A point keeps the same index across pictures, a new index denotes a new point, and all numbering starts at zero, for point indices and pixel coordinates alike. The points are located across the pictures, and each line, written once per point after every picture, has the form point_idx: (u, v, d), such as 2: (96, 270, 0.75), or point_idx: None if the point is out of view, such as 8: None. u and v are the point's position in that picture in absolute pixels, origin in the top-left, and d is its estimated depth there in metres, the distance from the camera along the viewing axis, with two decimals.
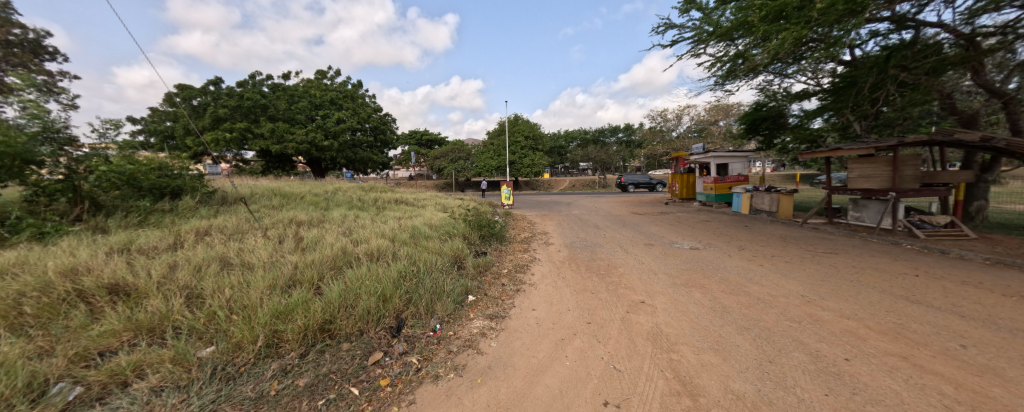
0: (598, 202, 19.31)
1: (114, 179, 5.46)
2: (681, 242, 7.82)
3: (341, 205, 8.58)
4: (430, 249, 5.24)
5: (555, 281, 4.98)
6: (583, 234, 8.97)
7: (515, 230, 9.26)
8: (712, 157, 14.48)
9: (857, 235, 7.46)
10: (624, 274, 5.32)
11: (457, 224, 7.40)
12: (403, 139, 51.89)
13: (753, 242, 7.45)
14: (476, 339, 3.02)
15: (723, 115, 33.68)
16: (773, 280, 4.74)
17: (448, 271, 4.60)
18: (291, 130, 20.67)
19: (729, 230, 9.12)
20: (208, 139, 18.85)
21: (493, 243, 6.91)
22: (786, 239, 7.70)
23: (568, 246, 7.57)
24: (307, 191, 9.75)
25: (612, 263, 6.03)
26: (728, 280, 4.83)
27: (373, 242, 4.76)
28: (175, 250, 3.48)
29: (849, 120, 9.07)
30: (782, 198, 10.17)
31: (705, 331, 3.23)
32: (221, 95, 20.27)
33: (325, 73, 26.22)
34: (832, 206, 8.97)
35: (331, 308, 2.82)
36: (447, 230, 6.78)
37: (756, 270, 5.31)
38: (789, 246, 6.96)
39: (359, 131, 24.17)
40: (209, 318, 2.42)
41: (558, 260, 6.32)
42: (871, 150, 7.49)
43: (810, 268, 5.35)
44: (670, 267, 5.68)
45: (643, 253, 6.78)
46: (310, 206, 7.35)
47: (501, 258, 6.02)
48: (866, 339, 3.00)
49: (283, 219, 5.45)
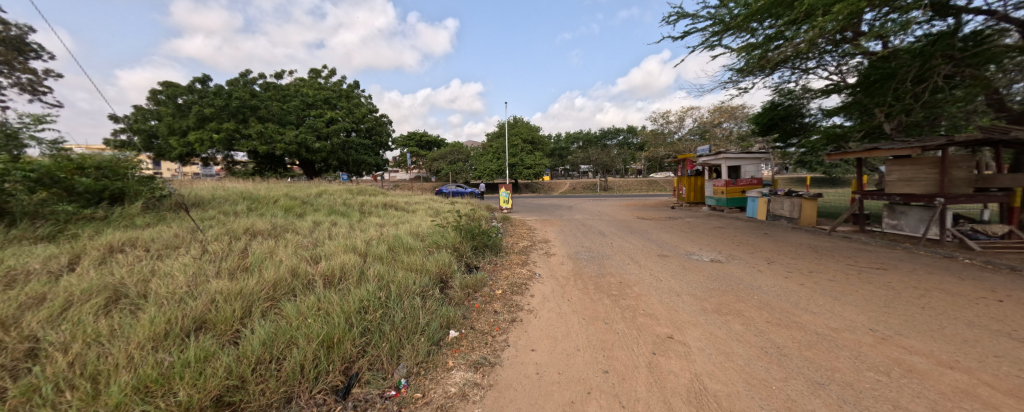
0: (600, 205, 18.48)
1: (25, 180, 4.62)
2: (699, 253, 6.96)
3: (319, 210, 7.74)
4: (409, 266, 4.39)
5: (559, 305, 4.12)
6: (588, 242, 8.14)
7: (512, 238, 8.43)
8: (723, 159, 13.68)
9: (899, 246, 6.62)
10: (640, 296, 4.47)
11: (446, 232, 6.57)
12: (401, 140, 51.26)
13: (780, 254, 6.61)
14: (453, 407, 2.14)
15: (727, 118, 33.00)
16: (827, 308, 3.87)
17: (428, 295, 3.76)
18: (282, 130, 19.84)
19: (749, 238, 8.28)
20: (193, 138, 17.95)
21: (487, 255, 6.07)
22: (817, 250, 6.87)
23: (572, 258, 6.69)
24: (285, 194, 8.92)
25: (624, 280, 5.19)
26: (768, 305, 3.98)
27: (339, 257, 3.94)
28: (58, 277, 2.65)
29: (880, 118, 8.24)
30: (805, 203, 9.33)
31: (767, 391, 2.36)
32: (207, 93, 19.35)
33: (319, 72, 25.47)
34: (863, 213, 8.13)
35: (241, 367, 1.95)
36: (435, 241, 5.94)
37: (799, 292, 4.45)
38: (825, 259, 6.10)
39: (353, 132, 23.36)
40: (30, 397, 1.56)
41: (561, 276, 5.47)
42: (914, 149, 6.64)
43: (863, 289, 4.48)
44: (693, 285, 4.85)
45: (658, 267, 5.93)
46: (281, 211, 6.53)
47: (496, 274, 5.19)
48: (996, 407, 2.15)
49: (235, 228, 4.62)
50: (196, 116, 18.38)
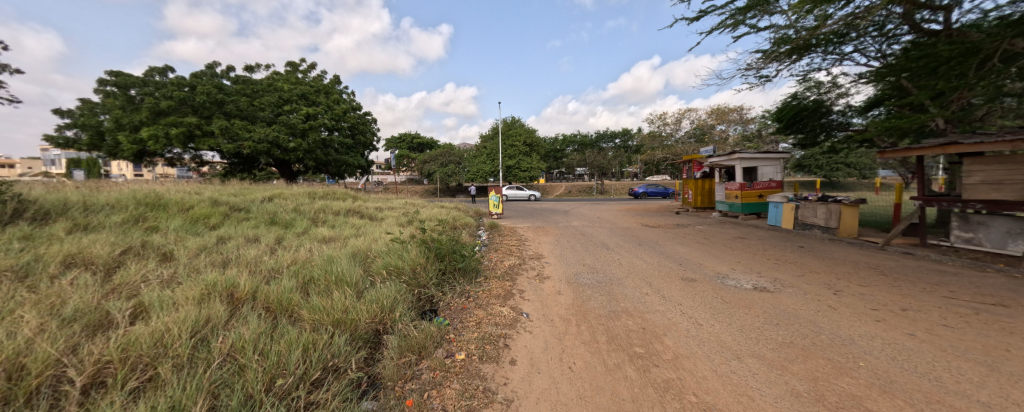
0: (598, 210, 16.92)
1: None
2: (733, 275, 5.44)
3: (248, 220, 6.09)
4: (316, 314, 2.75)
5: (556, 385, 2.50)
6: (590, 259, 6.60)
7: (497, 253, 6.86)
8: (738, 160, 12.24)
9: (990, 269, 5.18)
10: (681, 358, 2.91)
11: (405, 251, 4.95)
12: (392, 142, 49.80)
13: (841, 278, 5.11)
14: None
15: (722, 120, 32.75)
16: (1001, 397, 2.31)
17: (323, 385, 2.10)
18: (249, 127, 17.89)
19: (785, 254, 6.81)
20: (146, 134, 15.83)
21: (457, 284, 4.45)
22: (882, 272, 5.39)
23: (572, 284, 5.09)
24: (217, 198, 7.27)
25: (648, 325, 3.62)
26: (898, 388, 2.43)
27: (181, 309, 2.30)
28: None
29: (938, 110, 6.87)
30: (844, 211, 7.91)
31: None
32: (165, 85, 17.38)
33: (297, 66, 23.65)
34: (925, 223, 6.73)
35: None
36: (385, 267, 4.35)
37: (923, 354, 2.89)
38: (906, 288, 4.60)
39: (335, 131, 21.05)
40: None
41: (558, 316, 3.86)
42: (1012, 144, 5.15)
43: (1018, 348, 2.94)
44: (750, 336, 3.31)
45: (688, 300, 4.39)
46: (180, 222, 4.90)
47: (463, 317, 3.58)
48: None
49: (46, 256, 2.97)
50: (150, 110, 16.40)
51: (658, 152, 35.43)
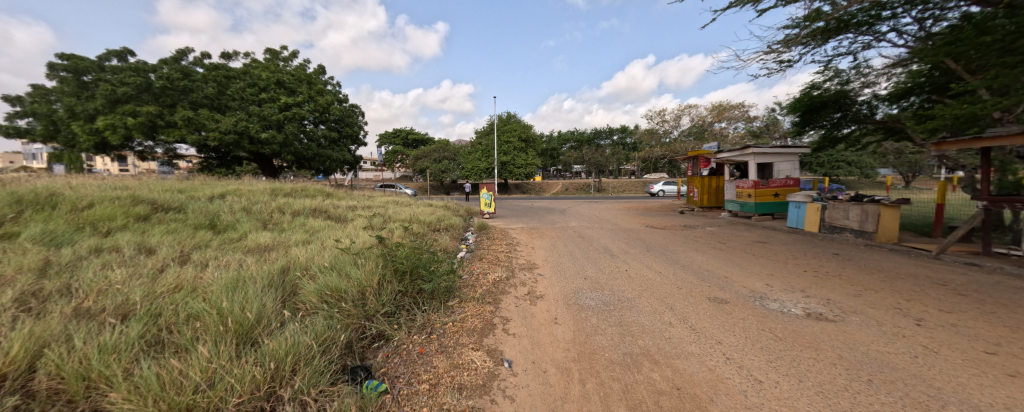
0: (598, 210, 15.79)
1: None
2: (773, 295, 4.34)
3: (167, 222, 4.92)
4: (129, 401, 1.58)
5: None
6: (593, 271, 5.47)
7: (481, 262, 5.72)
8: (751, 155, 11.14)
9: None
10: None
11: (355, 265, 3.79)
12: (385, 137, 48.64)
13: (914, 301, 4.01)
14: None
15: (722, 117, 31.83)
16: None
17: None
18: (218, 117, 16.63)
19: (823, 264, 5.72)
20: (101, 123, 14.65)
21: (419, 314, 3.31)
22: (957, 291, 4.30)
23: (571, 307, 3.96)
24: (142, 195, 6.04)
25: (684, 382, 2.49)
26: None
27: None
28: None
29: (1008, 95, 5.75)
30: (883, 213, 6.89)
31: None
32: (123, 70, 16.14)
33: (278, 54, 22.25)
34: (988, 227, 5.70)
35: None
36: (319, 290, 3.18)
37: None
38: (1012, 316, 3.50)
39: (318, 124, 19.73)
40: None
41: (554, 364, 2.73)
42: None
43: None
44: (841, 407, 2.19)
45: (728, 335, 3.26)
46: (48, 227, 3.71)
47: (416, 372, 2.43)
48: None
49: None
50: (106, 97, 15.23)
51: (658, 148, 34.43)
